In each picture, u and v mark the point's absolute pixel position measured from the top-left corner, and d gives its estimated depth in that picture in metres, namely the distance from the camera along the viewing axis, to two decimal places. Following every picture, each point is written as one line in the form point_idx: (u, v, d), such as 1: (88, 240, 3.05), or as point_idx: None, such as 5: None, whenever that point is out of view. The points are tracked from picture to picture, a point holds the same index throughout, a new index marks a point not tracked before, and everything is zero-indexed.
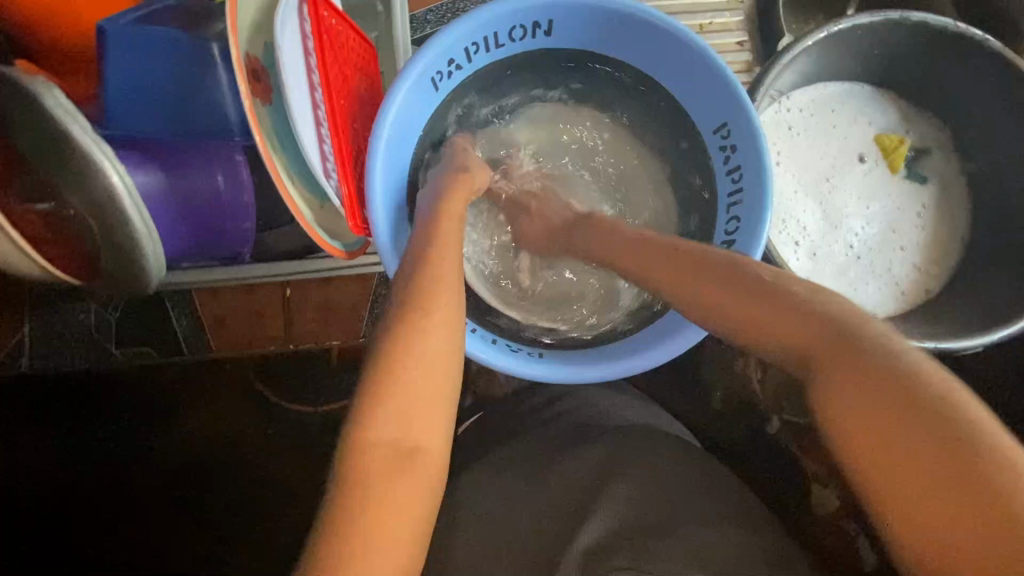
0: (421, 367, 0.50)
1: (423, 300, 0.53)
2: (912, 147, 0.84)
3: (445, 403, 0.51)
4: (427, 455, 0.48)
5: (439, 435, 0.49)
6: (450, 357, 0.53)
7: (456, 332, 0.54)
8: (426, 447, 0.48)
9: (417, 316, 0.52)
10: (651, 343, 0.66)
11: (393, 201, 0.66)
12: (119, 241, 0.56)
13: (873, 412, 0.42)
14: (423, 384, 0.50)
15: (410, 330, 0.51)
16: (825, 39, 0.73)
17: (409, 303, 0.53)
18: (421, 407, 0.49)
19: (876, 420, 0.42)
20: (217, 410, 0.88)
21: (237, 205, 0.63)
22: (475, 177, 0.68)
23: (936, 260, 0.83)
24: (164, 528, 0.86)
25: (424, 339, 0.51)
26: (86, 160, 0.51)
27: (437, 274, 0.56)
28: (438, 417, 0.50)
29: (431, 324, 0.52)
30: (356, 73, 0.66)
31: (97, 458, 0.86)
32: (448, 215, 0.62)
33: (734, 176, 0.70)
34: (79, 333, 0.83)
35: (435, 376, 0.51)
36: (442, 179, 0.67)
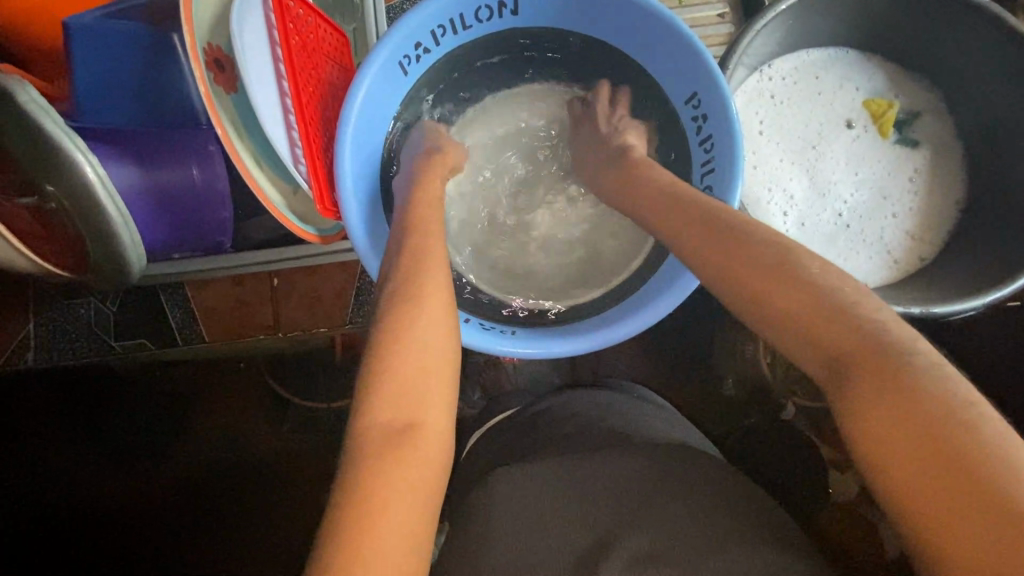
0: (420, 352, 0.51)
1: (415, 287, 0.54)
2: (902, 111, 0.82)
3: (445, 385, 0.51)
4: (426, 437, 0.47)
5: (439, 424, 0.49)
6: (447, 343, 0.53)
7: (449, 320, 0.54)
8: (425, 429, 0.48)
9: (409, 304, 0.53)
10: (626, 314, 0.66)
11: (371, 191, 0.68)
12: (92, 232, 0.58)
13: (911, 441, 0.36)
14: (416, 373, 0.50)
15: (407, 313, 0.52)
16: (800, 2, 0.71)
17: (404, 293, 0.54)
18: (420, 390, 0.49)
19: (915, 433, 0.36)
20: (226, 404, 0.92)
21: (215, 195, 0.66)
22: (441, 163, 0.68)
23: (930, 227, 0.80)
24: (184, 520, 0.90)
25: (417, 329, 0.52)
26: (58, 152, 0.53)
27: (427, 260, 0.57)
28: (435, 403, 0.49)
29: (423, 308, 0.53)
30: (326, 62, 0.68)
31: (114, 453, 0.90)
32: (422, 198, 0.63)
33: (706, 146, 0.69)
34: (80, 330, 0.86)
35: (431, 363, 0.51)
36: (408, 167, 0.68)
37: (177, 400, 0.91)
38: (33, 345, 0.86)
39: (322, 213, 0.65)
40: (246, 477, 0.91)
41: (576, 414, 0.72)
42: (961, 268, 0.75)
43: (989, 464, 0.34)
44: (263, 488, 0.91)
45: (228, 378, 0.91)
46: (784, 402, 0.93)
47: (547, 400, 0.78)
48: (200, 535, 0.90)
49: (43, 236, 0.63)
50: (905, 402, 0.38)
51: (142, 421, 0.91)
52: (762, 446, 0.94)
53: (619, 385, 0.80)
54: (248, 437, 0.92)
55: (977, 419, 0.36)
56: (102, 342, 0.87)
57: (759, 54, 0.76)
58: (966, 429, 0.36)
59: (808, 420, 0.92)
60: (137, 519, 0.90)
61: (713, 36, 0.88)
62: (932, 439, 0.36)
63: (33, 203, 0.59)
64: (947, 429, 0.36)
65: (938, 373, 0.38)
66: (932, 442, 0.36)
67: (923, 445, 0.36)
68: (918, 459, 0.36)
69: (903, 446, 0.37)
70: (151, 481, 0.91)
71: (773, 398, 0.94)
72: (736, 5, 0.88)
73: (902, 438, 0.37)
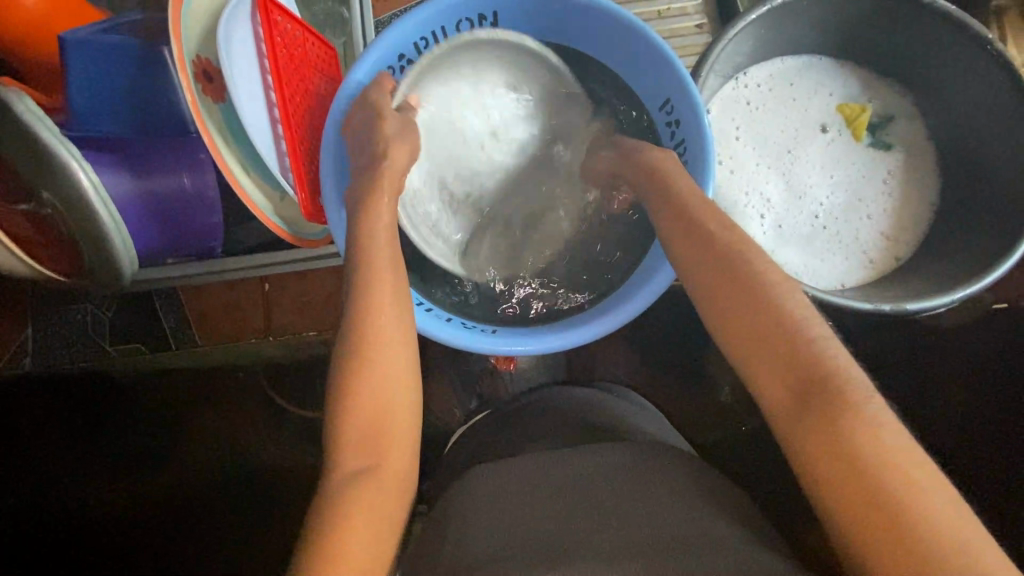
0: (381, 381, 0.51)
1: (371, 314, 0.53)
2: (876, 115, 0.84)
3: (408, 410, 0.52)
4: (390, 462, 0.49)
5: (402, 449, 0.51)
6: (407, 366, 0.54)
7: (406, 343, 0.54)
8: (388, 455, 0.50)
9: (365, 334, 0.52)
10: (603, 312, 0.68)
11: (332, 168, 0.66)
12: (85, 237, 0.60)
13: (830, 453, 0.41)
14: (376, 404, 0.51)
15: (361, 344, 0.52)
16: (770, 11, 0.74)
17: (358, 325, 0.53)
18: (381, 420, 0.50)
19: (835, 449, 0.41)
20: (221, 411, 0.94)
21: (204, 200, 0.68)
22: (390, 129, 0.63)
23: (905, 227, 0.81)
24: (177, 526, 0.91)
25: (373, 361, 0.52)
26: (52, 159, 0.55)
27: (380, 284, 0.55)
28: (399, 426, 0.51)
29: (378, 336, 0.53)
30: (315, 74, 0.70)
31: (108, 458, 0.91)
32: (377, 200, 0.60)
33: (680, 150, 0.71)
34: (78, 334, 0.90)
35: (393, 387, 0.52)
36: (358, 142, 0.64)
37: (171, 406, 0.93)
38: (32, 349, 0.90)
39: (305, 216, 0.68)
40: (238, 484, 0.92)
41: (556, 412, 0.73)
42: (938, 266, 0.76)
43: (892, 478, 0.38)
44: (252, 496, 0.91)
45: (219, 381, 0.93)
46: None
47: (533, 394, 0.80)
48: (190, 543, 0.90)
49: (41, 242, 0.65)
50: (827, 418, 0.42)
51: (135, 426, 0.92)
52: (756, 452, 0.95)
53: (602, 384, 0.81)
54: (242, 442, 0.94)
55: (913, 467, 0.39)
56: (98, 346, 0.90)
57: (733, 62, 0.79)
58: (904, 475, 0.39)
59: None
60: (128, 527, 0.90)
61: (692, 46, 0.91)
62: (850, 458, 0.40)
63: (31, 209, 0.62)
64: (886, 474, 0.39)
65: (863, 396, 0.43)
66: (873, 486, 0.39)
67: (838, 457, 0.40)
68: (835, 468, 0.40)
69: (827, 457, 0.41)
70: (144, 486, 0.92)
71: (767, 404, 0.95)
72: (714, 15, 0.90)
73: (823, 450, 0.41)
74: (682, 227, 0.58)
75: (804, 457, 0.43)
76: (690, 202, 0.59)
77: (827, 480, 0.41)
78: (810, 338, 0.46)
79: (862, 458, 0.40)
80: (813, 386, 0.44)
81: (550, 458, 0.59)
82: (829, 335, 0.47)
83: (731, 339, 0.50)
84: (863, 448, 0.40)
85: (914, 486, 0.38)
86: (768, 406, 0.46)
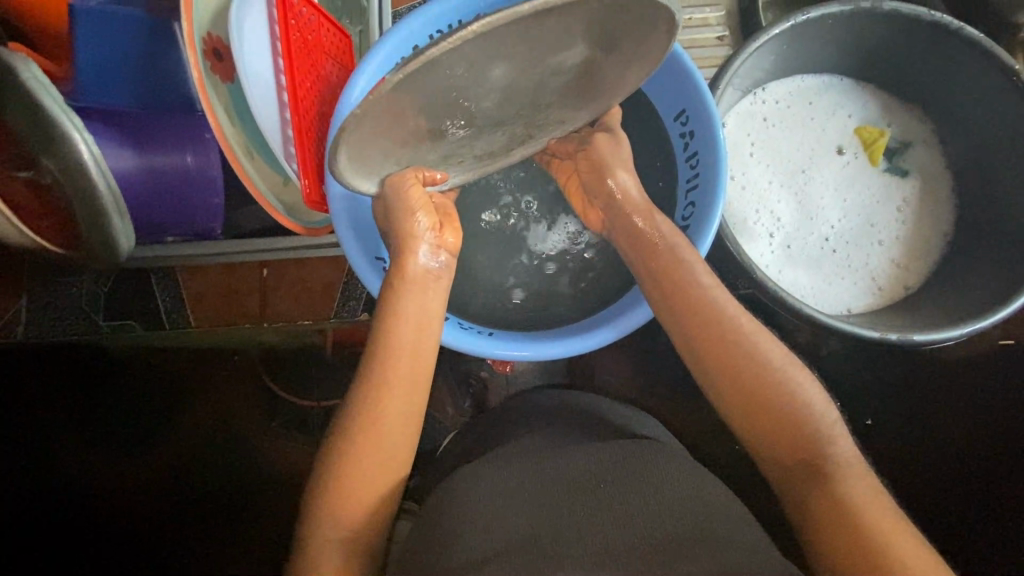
0: (369, 463, 0.52)
1: (380, 397, 0.54)
2: (894, 140, 0.82)
3: (394, 480, 0.54)
4: (361, 535, 0.51)
5: (381, 517, 0.53)
6: (399, 451, 0.54)
7: (409, 421, 0.55)
8: (360, 528, 0.51)
9: (368, 419, 0.53)
10: (599, 324, 0.66)
11: (362, 223, 0.67)
12: (84, 209, 0.59)
13: (835, 523, 0.46)
14: (364, 477, 0.52)
15: (364, 421, 0.53)
16: (793, 28, 0.72)
17: (365, 400, 0.54)
18: (366, 493, 0.52)
19: (842, 519, 0.46)
20: (215, 402, 0.94)
21: (206, 180, 0.67)
22: (418, 223, 0.60)
23: (916, 256, 0.80)
24: (175, 507, 0.93)
25: (374, 437, 0.53)
26: (55, 130, 0.54)
27: (394, 362, 0.55)
28: (376, 504, 0.53)
29: (383, 414, 0.54)
30: (327, 60, 0.69)
31: (99, 437, 0.92)
32: (405, 280, 0.59)
33: (692, 162, 0.69)
34: (71, 307, 0.86)
35: (384, 462, 0.53)
36: (390, 222, 0.61)
37: (167, 386, 0.93)
38: (25, 319, 0.86)
39: (308, 204, 0.65)
40: (234, 469, 0.94)
41: (544, 414, 0.73)
42: (949, 299, 0.74)
43: (887, 547, 0.44)
44: (247, 482, 0.94)
45: (217, 370, 0.94)
46: None
47: (534, 392, 0.81)
48: (186, 526, 0.93)
49: (41, 212, 0.65)
50: (829, 490, 0.48)
51: (129, 405, 0.93)
52: (750, 472, 0.95)
53: (597, 394, 0.80)
54: (234, 427, 0.95)
55: (891, 526, 0.45)
56: (91, 321, 0.87)
57: (752, 77, 0.78)
58: (898, 541, 0.44)
59: None
60: (126, 506, 0.92)
61: (712, 57, 0.89)
62: (850, 527, 0.45)
63: (31, 177, 0.61)
64: (880, 543, 0.44)
65: (855, 471, 0.49)
66: (867, 554, 0.44)
67: (843, 527, 0.46)
68: (839, 536, 0.46)
69: (833, 526, 0.46)
70: (140, 470, 0.93)
71: None
72: (735, 28, 0.89)
73: (828, 521, 0.47)
74: (673, 268, 0.59)
75: (809, 528, 0.48)
76: (681, 247, 0.60)
77: (836, 549, 0.45)
78: (808, 412, 0.52)
79: (860, 528, 0.45)
80: (814, 459, 0.50)
81: (544, 467, 0.59)
82: (834, 414, 0.53)
83: (734, 404, 0.54)
84: (857, 511, 0.46)
85: (905, 559, 0.43)
86: (771, 470, 0.52)
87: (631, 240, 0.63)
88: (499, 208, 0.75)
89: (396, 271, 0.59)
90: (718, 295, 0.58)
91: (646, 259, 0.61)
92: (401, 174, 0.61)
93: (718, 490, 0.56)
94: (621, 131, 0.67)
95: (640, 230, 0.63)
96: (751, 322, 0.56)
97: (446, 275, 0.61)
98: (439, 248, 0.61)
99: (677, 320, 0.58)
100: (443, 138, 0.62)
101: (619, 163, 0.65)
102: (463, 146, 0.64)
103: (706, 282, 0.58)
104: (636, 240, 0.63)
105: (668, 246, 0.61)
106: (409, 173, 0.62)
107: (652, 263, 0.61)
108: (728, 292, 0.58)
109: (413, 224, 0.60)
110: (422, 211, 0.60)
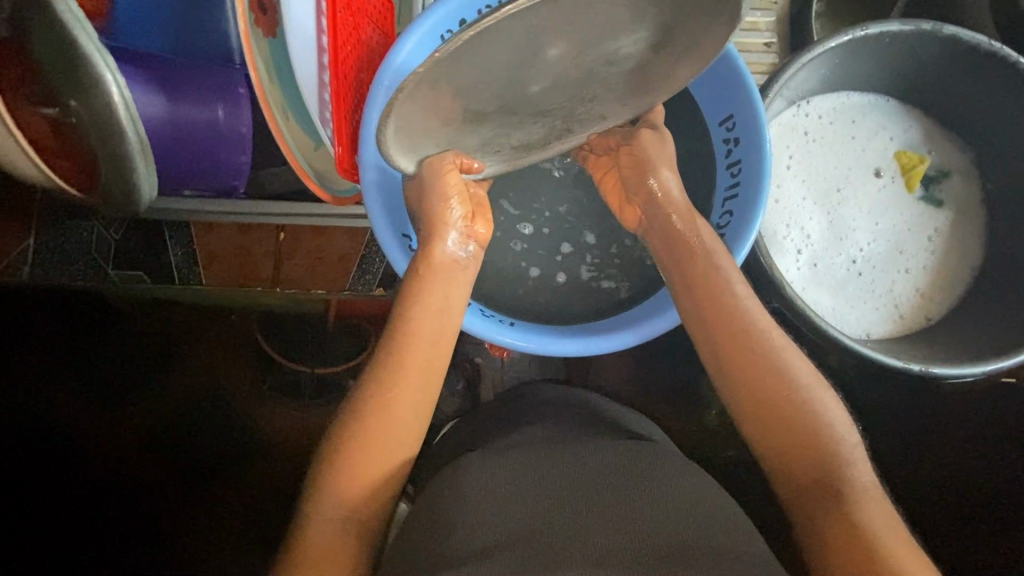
0: (379, 447, 0.51)
1: (395, 382, 0.53)
2: (932, 168, 0.81)
3: (401, 466, 0.53)
4: (362, 521, 0.50)
5: (386, 502, 0.52)
6: (410, 437, 0.53)
7: (422, 410, 0.54)
8: (362, 514, 0.50)
9: (381, 403, 0.52)
10: (623, 325, 0.65)
11: (392, 199, 0.65)
12: (110, 153, 0.57)
13: (847, 548, 0.46)
14: (372, 462, 0.51)
15: (378, 403, 0.52)
16: (850, 43, 0.71)
17: (380, 385, 0.53)
18: (370, 477, 0.51)
19: (854, 544, 0.46)
20: (208, 365, 0.93)
21: (236, 137, 0.65)
22: (451, 210, 0.59)
23: (940, 286, 0.79)
24: (157, 470, 0.92)
25: (386, 422, 0.52)
26: (89, 69, 0.51)
27: (412, 348, 0.54)
28: (382, 490, 0.52)
29: (397, 399, 0.53)
30: (369, 24, 0.66)
31: (88, 392, 0.91)
32: (431, 266, 0.57)
33: (734, 170, 0.67)
34: (80, 252, 0.83)
35: (394, 447, 0.52)
36: (423, 205, 0.60)
37: (159, 347, 0.92)
38: (31, 258, 0.83)
39: (339, 172, 0.64)
40: (218, 433, 0.93)
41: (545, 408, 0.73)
42: (969, 335, 0.74)
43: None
44: (233, 445, 0.93)
45: (216, 336, 0.93)
46: None
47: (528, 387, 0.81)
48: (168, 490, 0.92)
49: (59, 152, 0.62)
50: (843, 513, 0.47)
51: (123, 362, 0.92)
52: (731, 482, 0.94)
53: (592, 393, 0.80)
54: (226, 393, 0.93)
55: (908, 556, 0.45)
56: (98, 267, 0.84)
57: (799, 89, 0.76)
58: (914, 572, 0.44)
59: None
60: (109, 465, 0.91)
61: (757, 63, 0.87)
62: (864, 553, 0.45)
63: (57, 114, 0.59)
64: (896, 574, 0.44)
65: (872, 496, 0.49)
66: None
67: (857, 554, 0.45)
68: (852, 561, 0.45)
69: (847, 553, 0.45)
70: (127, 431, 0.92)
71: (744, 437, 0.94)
72: (784, 37, 0.87)
73: (840, 544, 0.46)
74: (706, 277, 0.58)
75: (818, 551, 0.47)
76: (716, 254, 0.59)
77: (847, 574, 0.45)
78: (829, 434, 0.51)
79: (874, 554, 0.45)
80: (830, 482, 0.49)
81: (552, 461, 0.58)
82: (854, 437, 0.52)
83: (752, 419, 0.53)
84: (873, 538, 0.45)
85: None
86: (783, 489, 0.52)
87: (667, 242, 0.62)
88: (530, 196, 0.74)
89: (424, 255, 0.58)
90: (750, 307, 0.57)
91: (680, 263, 0.60)
92: (441, 157, 0.59)
93: (721, 500, 0.56)
94: (664, 130, 0.66)
95: (677, 233, 0.62)
96: (779, 338, 0.56)
97: (473, 264, 0.60)
98: (468, 237, 0.60)
99: (704, 329, 0.57)
100: (487, 120, 0.60)
101: (663, 162, 0.64)
102: (505, 131, 0.62)
103: (737, 294, 0.57)
104: (669, 244, 0.62)
105: (703, 253, 0.60)
106: (448, 158, 0.60)
107: (684, 268, 0.60)
108: (761, 305, 0.57)
109: (446, 210, 0.59)
110: (457, 199, 0.59)
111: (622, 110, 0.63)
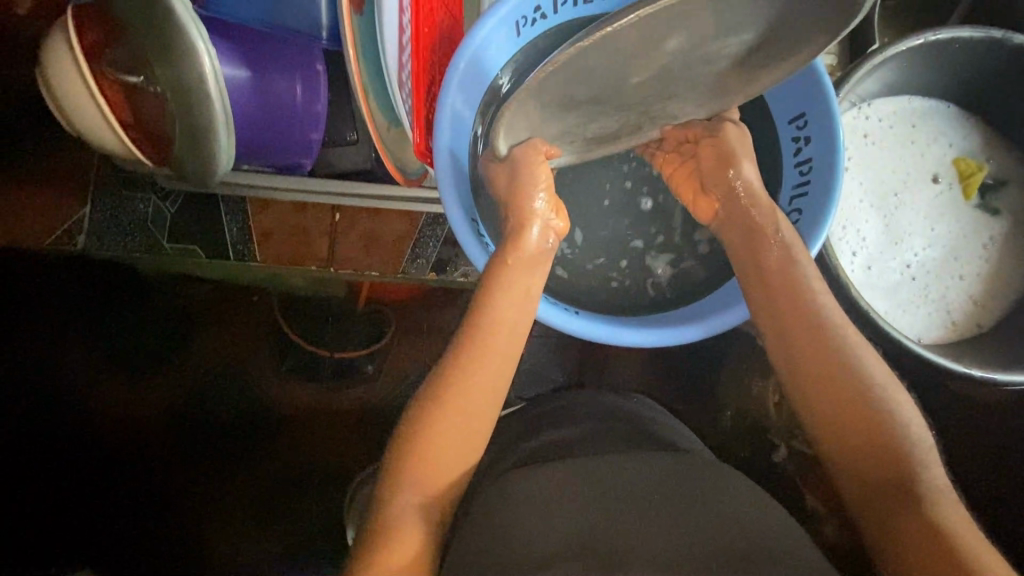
0: (457, 429, 0.52)
1: (475, 366, 0.54)
2: (989, 177, 0.81)
3: (476, 450, 0.54)
4: (437, 501, 0.51)
5: (458, 484, 0.53)
6: (486, 422, 0.54)
7: (499, 396, 0.55)
8: (438, 494, 0.51)
9: (461, 388, 0.53)
10: (691, 319, 0.65)
11: (465, 184, 0.65)
12: (193, 123, 0.57)
13: (925, 546, 0.46)
14: (450, 443, 0.52)
15: (459, 387, 0.53)
16: (921, 47, 0.71)
17: (460, 368, 0.53)
18: (447, 458, 0.52)
19: (932, 542, 0.46)
20: (230, 341, 1.00)
21: (310, 114, 0.66)
22: (537, 201, 0.60)
23: (992, 295, 0.80)
24: (179, 440, 0.99)
25: (466, 406, 0.53)
26: (182, 36, 0.52)
27: (494, 335, 0.55)
28: (456, 471, 0.52)
29: (477, 383, 0.53)
30: (440, 6, 0.66)
31: (117, 365, 0.97)
32: (515, 255, 0.58)
33: (803, 169, 0.67)
34: (137, 221, 0.82)
35: (471, 431, 0.53)
36: (509, 193, 0.60)
37: (180, 324, 0.98)
38: (86, 228, 0.82)
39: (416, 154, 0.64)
40: (242, 406, 1.00)
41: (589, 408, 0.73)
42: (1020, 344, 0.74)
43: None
44: (254, 419, 1.00)
45: (241, 313, 0.99)
46: (779, 443, 0.93)
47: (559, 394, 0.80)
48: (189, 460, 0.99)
49: (132, 123, 0.61)
50: (917, 512, 0.48)
51: (150, 340, 0.97)
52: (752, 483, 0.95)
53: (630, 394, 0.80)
54: (244, 368, 1.00)
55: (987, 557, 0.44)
56: (154, 240, 0.82)
57: (863, 91, 0.76)
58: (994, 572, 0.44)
59: (796, 466, 0.91)
60: (136, 432, 0.98)
61: None
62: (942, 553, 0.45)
63: (136, 83, 0.59)
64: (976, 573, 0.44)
65: (944, 498, 0.49)
66: None
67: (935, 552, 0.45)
68: (929, 559, 0.45)
69: (926, 552, 0.46)
70: (151, 405, 0.98)
71: (769, 438, 0.94)
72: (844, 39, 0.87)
73: (915, 542, 0.46)
74: (780, 274, 0.58)
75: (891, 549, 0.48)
76: (793, 250, 0.59)
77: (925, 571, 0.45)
78: (900, 434, 0.52)
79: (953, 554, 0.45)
80: (902, 481, 0.50)
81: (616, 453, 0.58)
82: (924, 438, 0.52)
83: (819, 416, 0.54)
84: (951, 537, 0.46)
85: None
86: (851, 487, 0.52)
87: (741, 238, 0.62)
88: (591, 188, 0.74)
89: (510, 243, 0.58)
90: (823, 306, 0.57)
91: (753, 260, 0.61)
92: (529, 143, 0.60)
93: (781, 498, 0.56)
94: (740, 125, 0.66)
95: (752, 228, 0.62)
96: (850, 337, 0.56)
97: (552, 256, 0.61)
98: (550, 228, 0.60)
99: (776, 325, 0.58)
100: (573, 109, 0.60)
101: (746, 155, 0.64)
102: (584, 120, 0.62)
103: (813, 292, 0.57)
104: (742, 241, 0.62)
105: (777, 249, 0.60)
106: (533, 144, 0.60)
107: (758, 265, 0.60)
108: (836, 305, 0.57)
109: (532, 200, 0.59)
110: (544, 190, 0.60)
111: (697, 110, 0.64)
